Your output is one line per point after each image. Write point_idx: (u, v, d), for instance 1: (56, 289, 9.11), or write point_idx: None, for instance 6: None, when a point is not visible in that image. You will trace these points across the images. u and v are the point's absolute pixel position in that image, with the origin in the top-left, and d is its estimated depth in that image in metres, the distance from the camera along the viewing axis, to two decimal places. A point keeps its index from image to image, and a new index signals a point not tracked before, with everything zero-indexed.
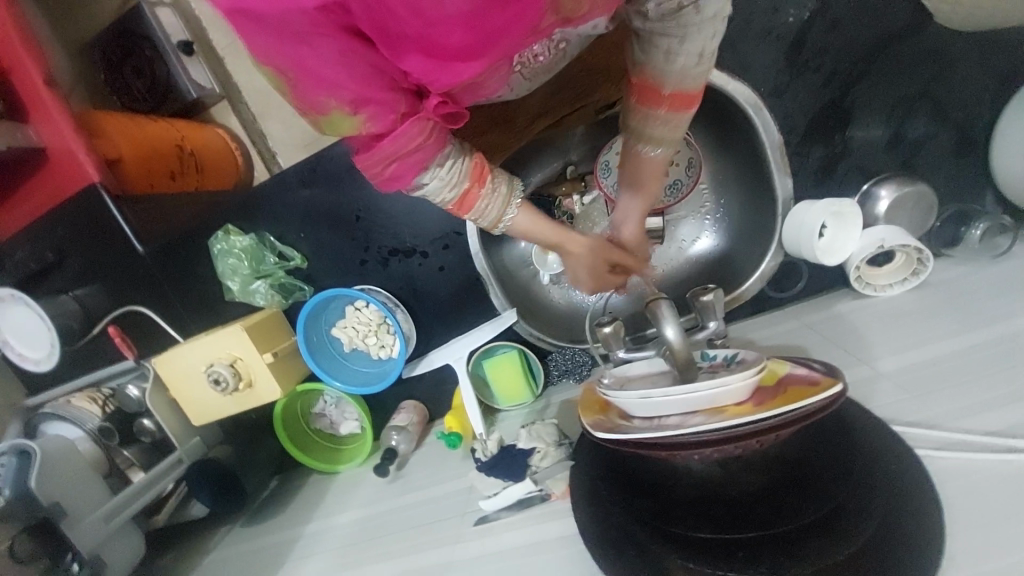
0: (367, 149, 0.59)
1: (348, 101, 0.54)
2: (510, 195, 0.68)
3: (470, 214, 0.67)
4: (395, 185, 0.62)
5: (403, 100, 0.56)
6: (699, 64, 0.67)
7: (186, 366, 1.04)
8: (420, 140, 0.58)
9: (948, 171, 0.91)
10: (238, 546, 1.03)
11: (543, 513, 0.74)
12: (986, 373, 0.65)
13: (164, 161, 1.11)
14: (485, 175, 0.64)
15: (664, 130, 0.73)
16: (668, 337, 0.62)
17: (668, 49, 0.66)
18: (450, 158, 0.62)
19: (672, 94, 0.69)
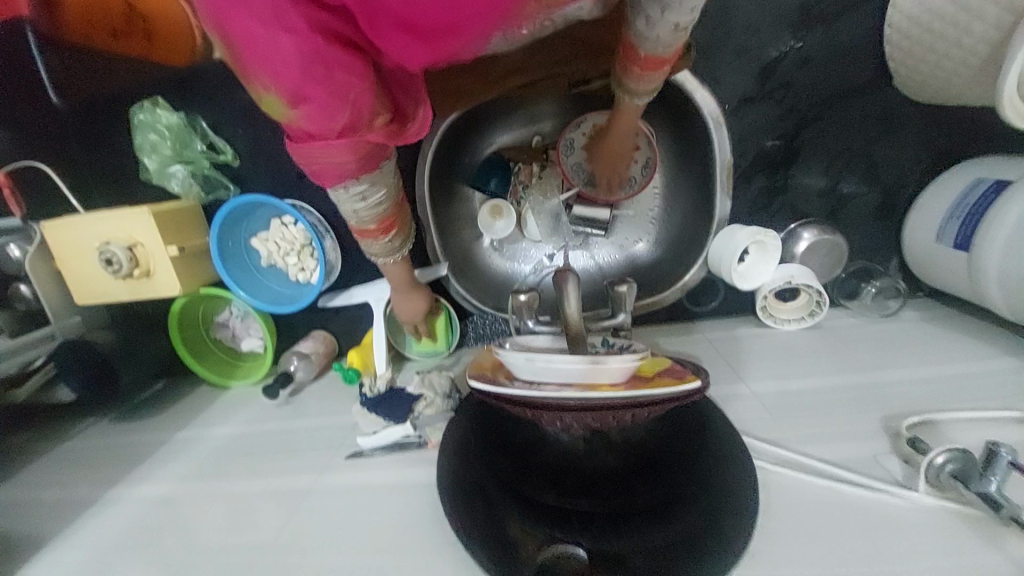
0: (303, 140, 0.59)
1: (291, 95, 0.51)
2: (400, 246, 0.85)
3: (360, 240, 0.80)
4: (325, 183, 0.67)
5: (351, 109, 0.53)
6: (674, 36, 0.68)
7: (82, 238, 0.98)
8: (348, 159, 0.63)
9: (868, 230, 0.98)
10: (106, 439, 0.99)
11: (414, 458, 0.76)
12: (838, 411, 0.72)
13: (107, 17, 0.94)
14: (389, 229, 0.80)
15: (647, 88, 0.78)
16: (568, 308, 0.64)
17: (649, 15, 0.66)
18: (374, 203, 0.74)
19: (647, 57, 0.72)
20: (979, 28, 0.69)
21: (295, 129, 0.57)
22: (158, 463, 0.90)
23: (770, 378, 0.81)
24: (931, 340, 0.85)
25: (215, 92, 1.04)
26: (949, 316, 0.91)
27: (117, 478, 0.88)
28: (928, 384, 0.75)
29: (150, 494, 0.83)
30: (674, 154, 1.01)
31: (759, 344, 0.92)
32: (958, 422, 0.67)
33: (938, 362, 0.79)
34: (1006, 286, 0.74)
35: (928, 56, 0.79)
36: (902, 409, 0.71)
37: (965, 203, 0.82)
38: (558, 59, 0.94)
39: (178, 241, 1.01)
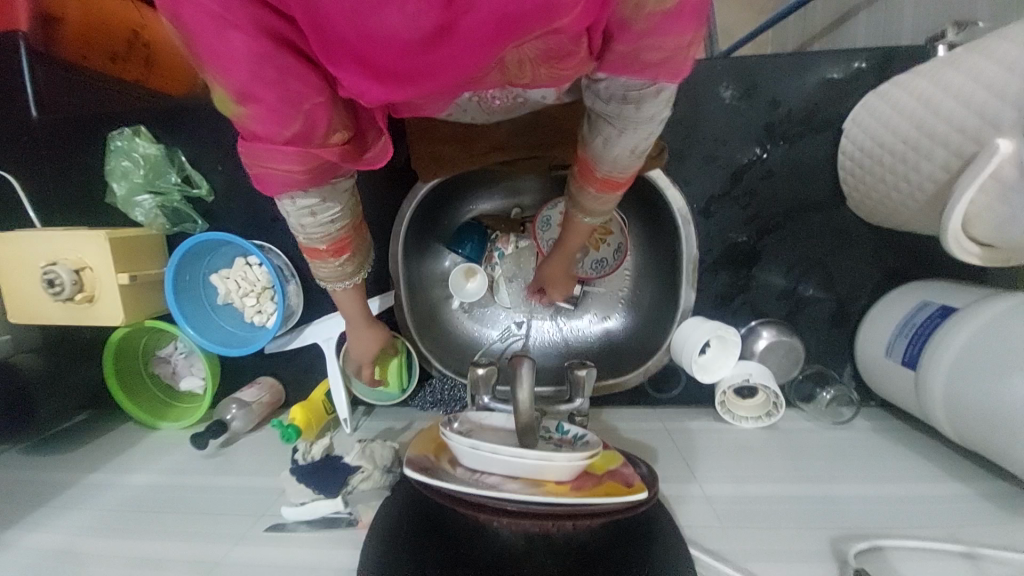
0: (249, 141, 0.59)
1: (236, 92, 0.53)
2: (354, 273, 0.78)
3: (309, 259, 0.74)
4: (268, 191, 0.64)
5: (301, 122, 0.55)
6: (632, 158, 0.73)
7: (27, 256, 0.94)
8: (296, 169, 0.60)
9: (823, 336, 1.01)
10: (5, 476, 0.90)
11: (342, 538, 0.69)
12: (786, 526, 0.70)
13: (111, 42, 1.02)
14: (342, 252, 0.74)
15: (597, 206, 0.81)
16: (518, 399, 0.60)
17: (607, 137, 0.71)
18: (327, 216, 0.69)
19: (604, 177, 0.76)
20: (927, 167, 0.75)
21: (243, 128, 0.58)
22: (54, 514, 0.80)
23: (723, 480, 0.80)
24: (882, 454, 0.86)
25: (201, 125, 1.04)
26: (895, 429, 0.92)
27: (3, 525, 0.78)
28: (878, 504, 0.74)
29: (34, 551, 0.73)
30: (645, 241, 1.06)
31: (716, 441, 0.91)
32: (906, 548, 0.66)
33: (887, 479, 0.79)
34: (951, 410, 0.76)
35: (877, 184, 0.86)
36: (852, 530, 0.70)
37: (913, 322, 0.87)
38: (538, 143, 0.98)
39: (132, 268, 0.97)
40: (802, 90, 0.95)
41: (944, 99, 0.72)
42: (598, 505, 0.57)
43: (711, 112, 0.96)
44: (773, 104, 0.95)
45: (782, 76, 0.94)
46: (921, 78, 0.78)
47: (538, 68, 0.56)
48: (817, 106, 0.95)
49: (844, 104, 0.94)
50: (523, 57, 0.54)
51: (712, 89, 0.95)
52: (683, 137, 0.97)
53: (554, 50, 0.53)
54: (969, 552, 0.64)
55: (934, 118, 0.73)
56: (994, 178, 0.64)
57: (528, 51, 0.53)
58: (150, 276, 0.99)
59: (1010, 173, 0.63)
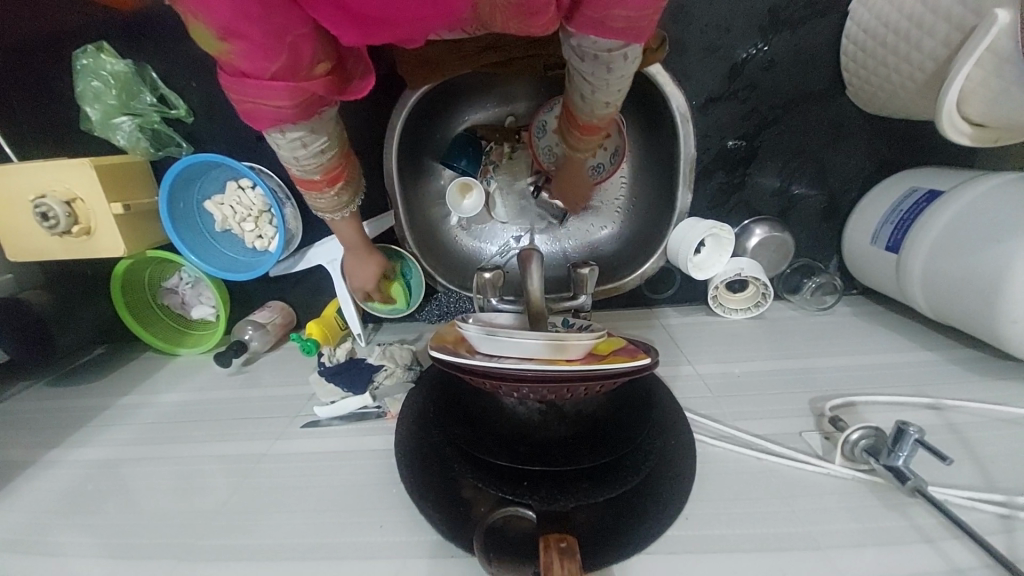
0: (233, 78, 0.58)
1: (219, 27, 0.52)
2: (350, 202, 0.80)
3: (302, 189, 0.75)
4: (256, 126, 0.63)
5: (287, 57, 0.56)
6: (606, 109, 0.77)
7: (15, 191, 0.92)
8: (285, 104, 0.60)
9: (813, 230, 1.04)
10: (44, 402, 0.95)
11: (372, 427, 0.75)
12: (772, 393, 0.79)
13: None
14: (335, 183, 0.75)
15: (582, 147, 0.86)
16: (530, 284, 0.66)
17: (584, 92, 0.74)
18: (315, 147, 0.69)
19: (584, 123, 0.80)
20: (929, 43, 0.73)
21: (228, 66, 0.57)
22: (99, 430, 0.86)
23: (715, 362, 0.88)
24: (859, 333, 0.93)
25: (165, 36, 0.96)
26: (873, 311, 0.99)
27: (56, 442, 0.85)
28: (854, 371, 0.82)
29: (90, 459, 0.80)
30: (642, 145, 1.05)
31: (708, 332, 0.98)
32: (877, 405, 0.74)
33: (863, 352, 0.87)
34: (927, 287, 0.83)
35: (879, 67, 0.85)
36: (830, 393, 0.78)
37: (899, 209, 0.89)
38: (534, 41, 0.93)
39: (124, 198, 0.95)
40: None
41: None
42: (609, 371, 0.59)
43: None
44: None
45: None
46: None
47: (508, 17, 0.62)
48: None
49: None
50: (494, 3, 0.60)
51: None
52: (683, 27, 0.93)
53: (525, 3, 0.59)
54: (932, 403, 0.72)
55: None
56: (990, 50, 0.64)
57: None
58: (144, 205, 0.97)
59: (1005, 45, 0.62)
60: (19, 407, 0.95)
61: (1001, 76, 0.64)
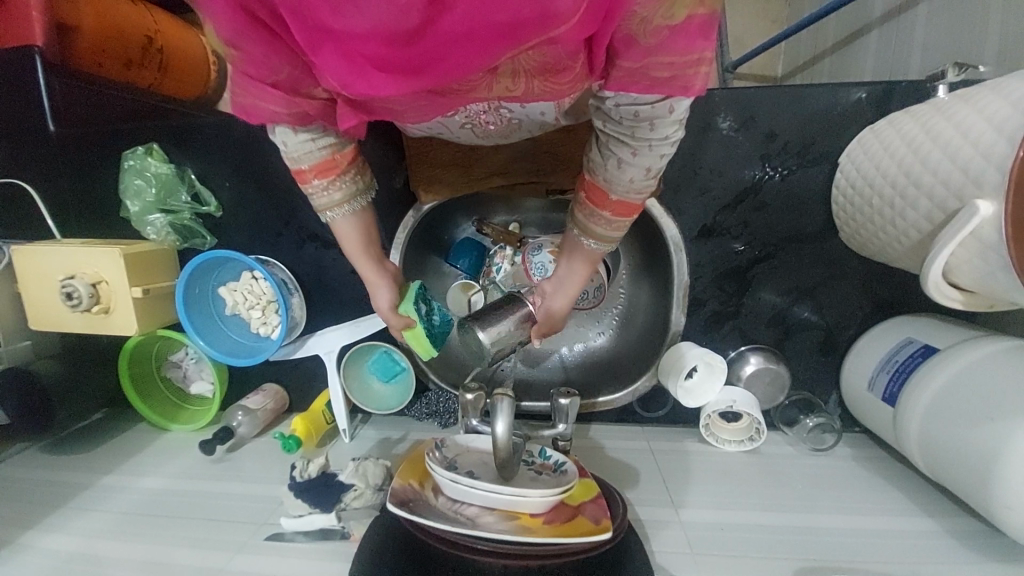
0: (240, 74, 0.60)
1: (226, 35, 0.54)
2: (345, 200, 0.71)
3: (300, 185, 0.70)
4: (254, 123, 0.65)
5: (287, 73, 0.57)
6: (646, 179, 0.67)
7: (48, 268, 0.99)
8: (281, 110, 0.61)
9: (810, 363, 1.02)
10: (31, 471, 0.97)
11: (337, 550, 0.75)
12: (752, 557, 0.75)
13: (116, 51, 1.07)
14: (331, 173, 0.68)
15: (609, 232, 0.72)
16: (496, 431, 0.67)
17: (621, 158, 0.66)
18: (309, 137, 0.66)
19: (618, 200, 0.69)
20: (912, 215, 0.77)
21: (237, 67, 0.59)
22: (72, 516, 0.87)
23: (698, 507, 0.84)
24: (857, 485, 0.89)
25: (211, 142, 1.08)
26: (873, 458, 0.95)
27: (29, 522, 0.86)
28: (842, 538, 0.78)
29: (58, 550, 0.81)
30: (639, 264, 1.08)
31: (697, 464, 0.94)
32: None
33: (854, 512, 0.83)
34: (923, 449, 0.80)
35: (866, 224, 0.87)
36: (815, 564, 0.74)
37: (894, 359, 0.89)
38: (537, 169, 0.98)
39: (145, 282, 1.02)
40: (799, 122, 0.95)
41: (933, 148, 0.73)
42: (561, 545, 0.62)
43: (709, 143, 0.97)
44: (768, 136, 0.96)
45: (781, 107, 0.95)
46: (914, 121, 0.79)
47: (531, 80, 0.57)
48: (813, 140, 0.95)
49: (842, 137, 0.94)
50: (517, 66, 0.54)
51: (709, 120, 0.96)
52: (681, 166, 0.98)
53: (551, 62, 0.54)
54: None
55: (922, 167, 0.74)
56: (973, 236, 0.66)
57: (523, 60, 0.54)
58: (161, 289, 1.04)
59: (988, 235, 0.64)
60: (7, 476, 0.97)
61: (985, 260, 0.66)
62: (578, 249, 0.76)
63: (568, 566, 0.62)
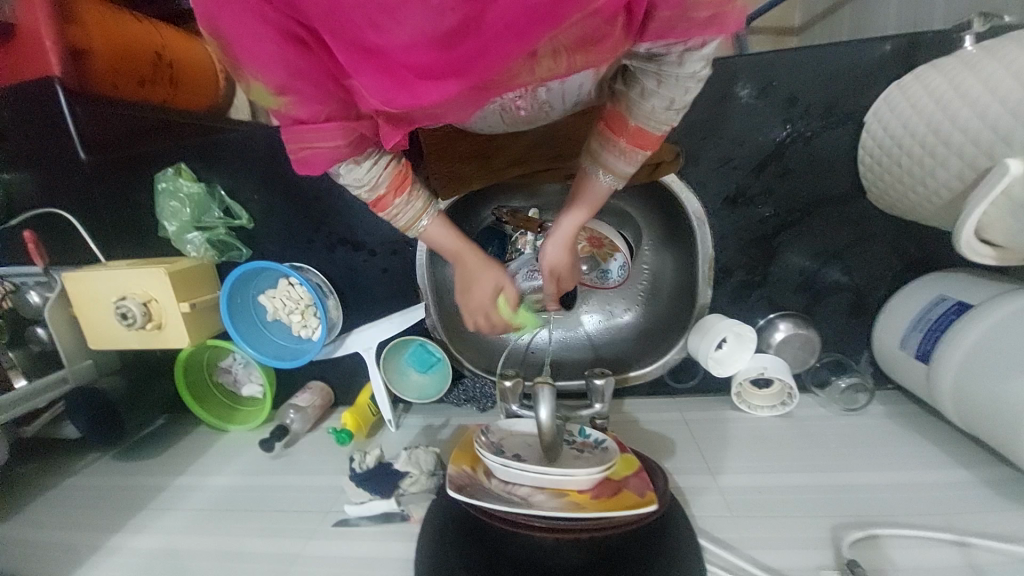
0: (290, 128, 0.62)
1: (275, 84, 0.57)
2: (427, 206, 0.71)
3: (382, 214, 0.70)
4: (312, 173, 0.64)
5: (338, 101, 0.59)
6: (668, 112, 0.66)
7: (100, 291, 1.05)
8: (340, 143, 0.61)
9: (840, 325, 1.03)
10: (111, 477, 1.07)
11: (396, 532, 0.82)
12: (790, 516, 0.78)
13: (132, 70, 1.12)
14: (405, 185, 0.68)
15: (622, 164, 0.70)
16: (541, 416, 0.71)
17: (646, 85, 0.65)
18: (375, 163, 0.66)
19: (635, 128, 0.67)
20: (942, 174, 0.75)
21: (287, 118, 0.61)
22: (155, 516, 0.96)
23: (735, 472, 0.87)
24: (891, 442, 0.91)
25: (235, 156, 1.11)
26: (908, 414, 0.97)
27: (118, 523, 0.95)
28: (877, 493, 0.81)
29: (148, 546, 0.89)
30: (662, 239, 1.07)
31: (731, 431, 0.97)
32: (901, 537, 0.73)
33: (889, 468, 0.85)
34: (959, 405, 0.81)
35: (896, 185, 0.86)
36: (852, 518, 0.77)
37: (927, 317, 0.89)
38: (555, 156, 0.98)
39: (190, 296, 1.08)
40: (821, 83, 0.93)
41: (962, 105, 0.71)
42: (611, 518, 0.67)
43: (728, 113, 0.96)
44: (789, 101, 0.94)
45: (801, 70, 0.93)
46: (941, 76, 0.77)
47: (572, 56, 0.57)
48: (837, 101, 0.93)
49: (867, 95, 0.92)
50: (557, 44, 0.55)
51: (727, 89, 0.95)
52: (700, 138, 0.98)
53: (588, 35, 0.55)
54: (959, 539, 0.71)
55: (950, 125, 0.73)
56: (1005, 195, 0.65)
57: (563, 37, 0.54)
58: (206, 301, 1.10)
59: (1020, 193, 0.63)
60: (90, 483, 1.06)
61: (1017, 218, 0.66)
62: (588, 183, 0.74)
63: (617, 537, 0.66)
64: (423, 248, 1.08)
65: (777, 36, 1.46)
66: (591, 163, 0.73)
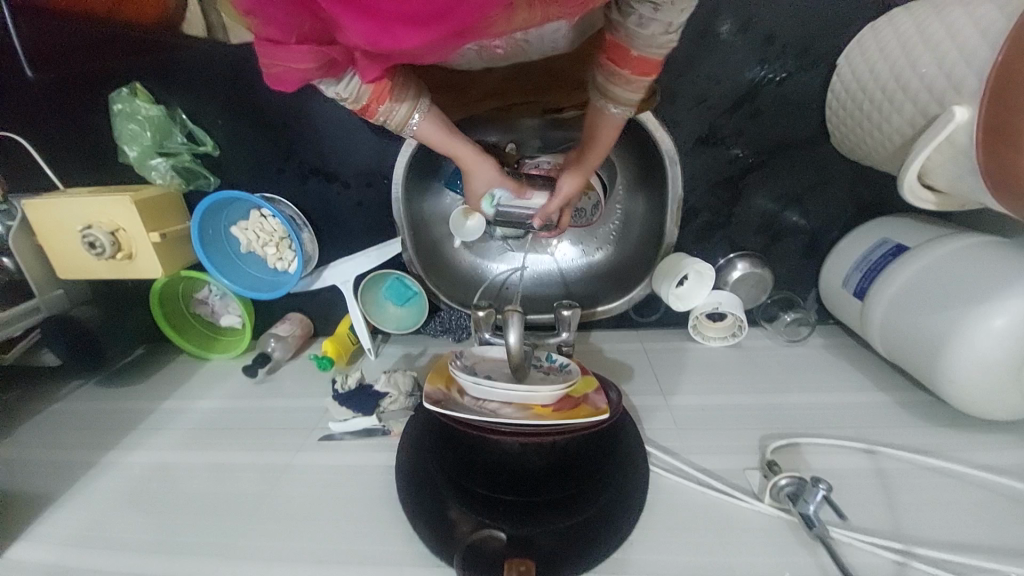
0: (262, 47, 0.60)
1: (244, 5, 0.56)
2: (414, 106, 0.70)
3: (374, 120, 0.70)
4: (288, 91, 0.63)
5: (311, 23, 0.56)
6: (667, 34, 0.65)
7: (61, 220, 1.03)
8: (310, 67, 0.59)
9: (793, 265, 1.10)
10: (98, 402, 1.11)
11: (380, 444, 0.90)
12: (729, 429, 0.89)
13: None
14: (388, 91, 0.67)
15: (628, 93, 0.71)
16: (509, 340, 0.77)
17: (642, 13, 0.63)
18: (353, 73, 0.64)
19: (638, 57, 0.67)
20: (897, 120, 0.79)
21: (258, 34, 0.59)
22: (145, 435, 1.01)
23: (686, 393, 0.97)
24: (824, 368, 1.02)
25: (198, 78, 1.05)
26: (842, 344, 1.08)
27: (109, 443, 1.00)
28: (805, 410, 0.92)
29: (143, 462, 0.95)
30: (635, 179, 1.09)
31: (686, 359, 1.07)
32: (819, 446, 0.85)
33: (819, 390, 0.97)
34: (884, 336, 0.91)
35: (856, 129, 0.89)
36: (781, 431, 0.88)
37: (869, 258, 0.96)
38: (530, 89, 0.98)
39: (159, 227, 1.06)
40: (799, 21, 0.93)
41: (923, 52, 0.74)
42: (570, 424, 0.74)
43: (706, 50, 0.95)
44: (766, 39, 0.94)
45: (781, 6, 0.92)
46: (911, 20, 0.78)
47: (547, 8, 0.58)
48: (811, 41, 0.94)
49: (840, 36, 0.93)
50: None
51: (707, 24, 0.94)
52: (676, 75, 0.98)
53: None
54: (868, 448, 0.83)
55: (910, 72, 0.76)
56: (950, 141, 0.70)
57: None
58: (176, 232, 1.09)
59: (963, 140, 0.68)
60: (76, 407, 1.10)
61: (957, 163, 0.71)
62: (599, 119, 0.75)
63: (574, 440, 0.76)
64: (399, 182, 1.09)
65: None
66: (600, 95, 0.73)
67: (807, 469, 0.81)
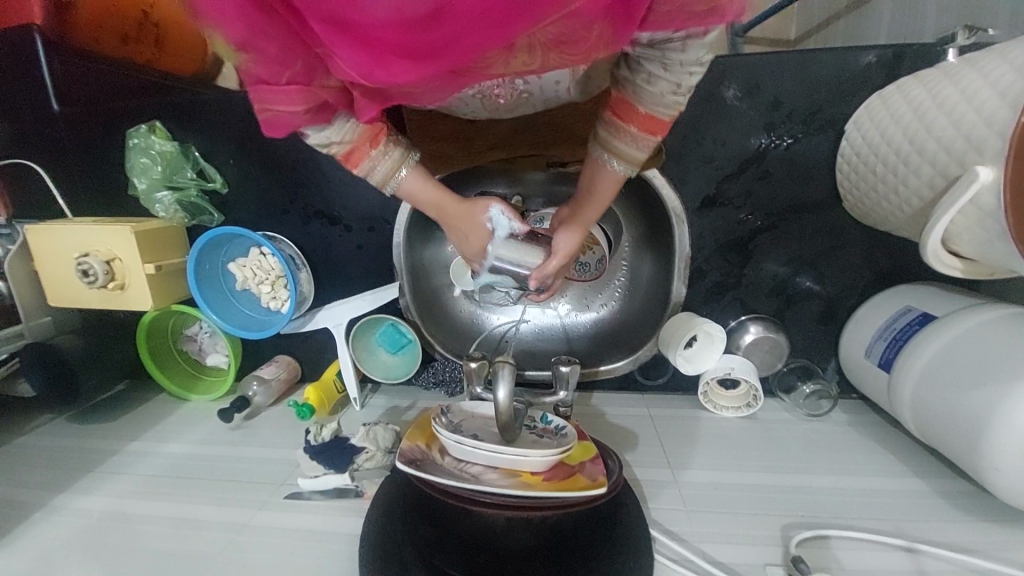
0: (255, 86, 0.60)
1: (236, 39, 0.56)
2: (407, 155, 0.69)
3: (356, 170, 0.67)
4: (276, 135, 0.63)
5: (302, 64, 0.57)
6: (675, 95, 0.65)
7: (60, 247, 1.02)
8: (298, 109, 0.59)
9: (810, 332, 1.04)
10: (60, 439, 1.03)
11: (351, 507, 0.81)
12: (744, 513, 0.78)
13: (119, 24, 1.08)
14: (379, 138, 0.66)
15: (633, 149, 0.69)
16: (498, 396, 0.70)
17: (651, 71, 0.63)
18: (351, 113, 0.64)
19: (646, 114, 0.66)
20: (914, 181, 0.76)
21: (249, 76, 0.60)
22: (101, 480, 0.93)
23: (696, 469, 0.87)
24: (850, 448, 0.92)
25: (215, 119, 1.08)
26: (869, 423, 0.98)
27: (61, 486, 0.91)
28: (832, 496, 0.81)
29: (91, 510, 0.86)
30: (642, 236, 1.06)
31: (696, 429, 0.97)
32: (850, 539, 0.73)
33: (847, 472, 0.86)
34: (916, 414, 0.82)
35: (870, 192, 0.87)
36: (804, 518, 0.77)
37: (892, 327, 0.90)
38: (536, 142, 0.97)
39: (157, 259, 1.05)
40: (805, 88, 0.93)
41: (938, 114, 0.72)
42: (559, 498, 0.65)
43: (713, 112, 0.96)
44: (773, 104, 0.94)
45: (786, 72, 0.93)
46: (923, 87, 0.78)
47: (548, 54, 0.58)
48: (817, 107, 0.94)
49: (848, 104, 0.93)
50: (535, 40, 0.55)
51: (714, 88, 0.95)
52: (683, 135, 0.98)
53: (566, 33, 0.55)
54: (908, 545, 0.72)
55: (926, 134, 0.74)
56: (974, 204, 0.66)
57: (541, 33, 0.54)
58: (173, 265, 1.07)
59: (987, 201, 0.64)
60: (36, 443, 1.02)
61: (983, 228, 0.66)
62: (602, 174, 0.72)
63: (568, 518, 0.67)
64: (400, 226, 1.07)
65: (773, 46, 1.47)
66: (600, 149, 0.71)
67: (839, 570, 0.69)
